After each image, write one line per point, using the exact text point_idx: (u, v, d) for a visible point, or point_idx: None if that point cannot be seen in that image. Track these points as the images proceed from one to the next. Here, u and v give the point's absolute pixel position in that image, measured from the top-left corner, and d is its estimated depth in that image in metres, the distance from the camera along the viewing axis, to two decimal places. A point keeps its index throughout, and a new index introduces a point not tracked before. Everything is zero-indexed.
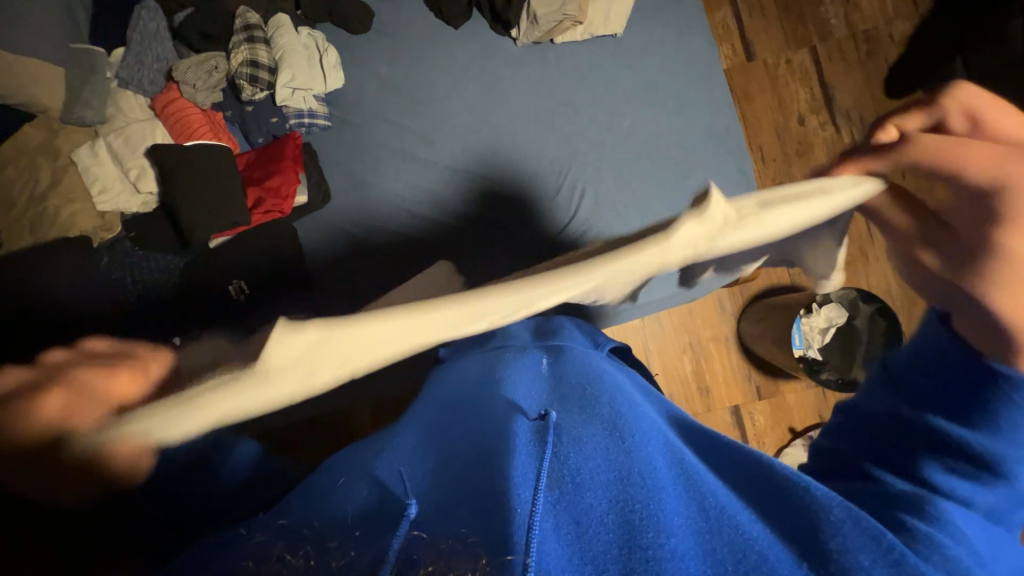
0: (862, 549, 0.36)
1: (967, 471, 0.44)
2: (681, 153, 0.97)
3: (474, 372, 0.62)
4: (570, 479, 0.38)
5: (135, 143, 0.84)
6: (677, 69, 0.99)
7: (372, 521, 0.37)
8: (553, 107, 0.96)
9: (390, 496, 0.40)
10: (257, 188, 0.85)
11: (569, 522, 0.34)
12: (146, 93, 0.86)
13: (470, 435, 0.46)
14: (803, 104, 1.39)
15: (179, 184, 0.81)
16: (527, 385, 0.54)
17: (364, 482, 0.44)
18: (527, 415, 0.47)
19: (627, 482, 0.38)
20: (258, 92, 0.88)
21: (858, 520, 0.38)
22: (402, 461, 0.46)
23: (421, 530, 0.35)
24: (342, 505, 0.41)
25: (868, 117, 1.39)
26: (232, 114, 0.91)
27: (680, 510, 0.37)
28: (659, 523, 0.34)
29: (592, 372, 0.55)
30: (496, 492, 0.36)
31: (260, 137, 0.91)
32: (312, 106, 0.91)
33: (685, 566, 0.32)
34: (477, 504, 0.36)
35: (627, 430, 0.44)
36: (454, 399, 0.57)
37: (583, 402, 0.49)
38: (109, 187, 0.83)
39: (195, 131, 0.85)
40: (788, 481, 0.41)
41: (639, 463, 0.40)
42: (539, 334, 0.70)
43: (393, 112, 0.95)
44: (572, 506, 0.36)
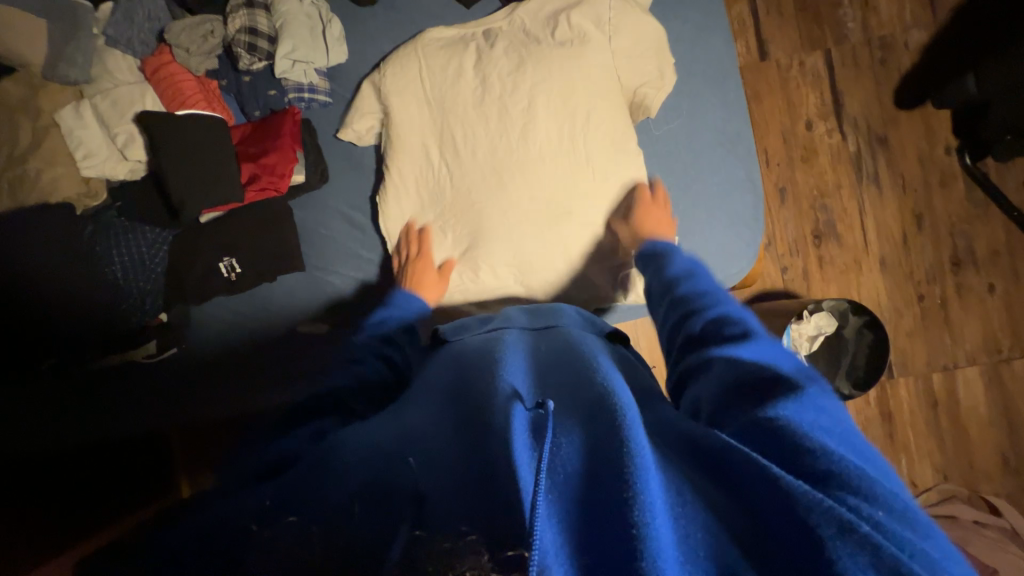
0: (837, 532, 0.33)
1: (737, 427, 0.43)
2: (688, 151, 0.95)
3: (471, 350, 0.62)
4: (562, 469, 0.38)
5: (124, 106, 0.80)
6: (690, 67, 0.97)
7: (380, 511, 0.39)
8: None
9: (400, 479, 0.42)
10: (251, 164, 0.82)
11: (561, 510, 0.35)
12: (136, 54, 0.81)
13: (473, 420, 0.47)
14: (812, 109, 1.37)
15: (173, 155, 0.78)
16: (521, 369, 0.54)
17: (374, 462, 0.45)
18: (523, 401, 0.47)
19: (615, 459, 0.37)
20: (256, 62, 0.83)
21: (836, 509, 0.34)
22: (406, 442, 0.47)
23: (425, 529, 0.37)
24: (345, 489, 0.42)
25: (874, 127, 1.39)
26: (227, 83, 0.87)
27: (664, 489, 0.36)
28: (645, 502, 0.34)
29: (584, 354, 0.55)
30: (499, 475, 0.39)
31: (256, 110, 0.87)
32: (312, 81, 0.87)
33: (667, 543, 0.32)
34: (479, 492, 0.39)
35: (618, 411, 0.42)
36: (456, 376, 0.57)
37: (578, 386, 0.49)
38: (95, 152, 0.79)
39: (188, 99, 0.81)
40: (793, 447, 0.38)
41: (628, 438, 0.39)
42: (536, 315, 0.73)
43: (436, 106, 0.88)
44: (564, 494, 0.37)
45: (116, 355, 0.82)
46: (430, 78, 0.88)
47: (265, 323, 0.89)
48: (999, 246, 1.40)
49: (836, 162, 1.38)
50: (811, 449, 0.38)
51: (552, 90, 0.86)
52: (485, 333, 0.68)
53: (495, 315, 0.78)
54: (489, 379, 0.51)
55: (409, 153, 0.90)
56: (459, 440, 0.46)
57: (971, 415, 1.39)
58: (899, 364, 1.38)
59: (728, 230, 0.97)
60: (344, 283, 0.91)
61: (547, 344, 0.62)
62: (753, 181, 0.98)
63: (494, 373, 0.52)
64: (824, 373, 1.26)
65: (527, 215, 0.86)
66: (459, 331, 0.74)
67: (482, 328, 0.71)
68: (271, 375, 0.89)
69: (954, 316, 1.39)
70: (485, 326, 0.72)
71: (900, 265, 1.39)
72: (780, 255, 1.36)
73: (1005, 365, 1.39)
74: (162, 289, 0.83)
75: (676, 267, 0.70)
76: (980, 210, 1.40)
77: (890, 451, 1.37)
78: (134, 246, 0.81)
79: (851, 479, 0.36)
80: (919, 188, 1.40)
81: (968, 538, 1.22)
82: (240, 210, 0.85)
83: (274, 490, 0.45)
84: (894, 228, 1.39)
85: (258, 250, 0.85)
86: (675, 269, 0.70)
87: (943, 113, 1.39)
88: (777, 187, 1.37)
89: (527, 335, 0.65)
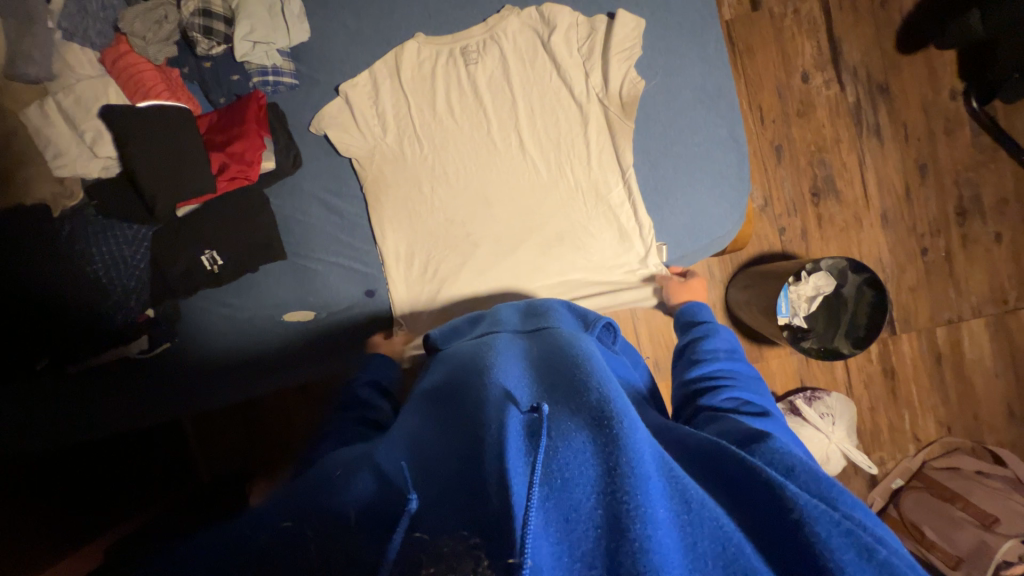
0: (828, 533, 0.34)
1: (738, 447, 0.45)
2: (664, 108, 0.93)
3: (463, 354, 0.61)
4: (559, 473, 0.36)
5: (88, 102, 0.78)
6: (669, 21, 0.92)
7: (378, 516, 0.37)
8: (541, 66, 0.93)
9: (393, 488, 0.40)
10: (220, 153, 0.82)
11: (558, 518, 0.34)
12: (94, 46, 0.80)
13: (465, 425, 0.45)
14: (808, 60, 1.31)
15: (135, 148, 0.77)
16: (515, 372, 0.53)
17: (370, 467, 0.43)
18: (517, 404, 0.45)
19: (613, 472, 0.36)
20: (215, 46, 0.83)
21: (827, 513, 0.35)
22: (401, 447, 0.46)
23: (423, 530, 0.35)
24: (344, 495, 0.40)
25: (874, 76, 1.32)
26: (189, 71, 0.85)
27: (661, 498, 0.35)
28: (644, 514, 0.33)
29: (579, 353, 0.54)
30: (490, 485, 0.37)
31: (222, 97, 0.87)
32: (275, 62, 0.86)
33: (667, 555, 0.32)
34: (473, 496, 0.37)
35: (615, 417, 0.40)
36: (447, 378, 0.56)
37: (572, 386, 0.47)
38: (65, 151, 0.78)
39: (151, 90, 0.80)
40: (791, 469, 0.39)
41: (625, 449, 0.37)
42: (528, 317, 0.72)
43: (429, 139, 0.92)
44: (562, 501, 0.35)
45: (106, 354, 0.84)
46: (417, 107, 0.92)
47: (251, 316, 0.90)
48: (1007, 194, 1.35)
49: (835, 115, 1.32)
50: (816, 476, 0.39)
51: (527, 90, 0.93)
52: (477, 337, 0.68)
53: (485, 315, 0.79)
54: (485, 383, 0.50)
55: (385, 151, 0.92)
56: (449, 443, 0.44)
57: (976, 368, 1.37)
58: (902, 320, 1.36)
59: (711, 190, 0.94)
60: (325, 267, 0.91)
61: (538, 344, 0.61)
62: (738, 139, 0.94)
63: (490, 377, 0.51)
64: (822, 334, 1.26)
65: (512, 235, 0.94)
66: (450, 336, 0.75)
67: (473, 331, 0.73)
68: (265, 363, 0.91)
69: (959, 269, 1.36)
70: (476, 330, 0.73)
71: (902, 219, 1.35)
72: (777, 216, 1.32)
73: (1013, 316, 1.37)
74: (148, 286, 0.83)
75: (715, 335, 0.73)
76: (987, 157, 1.34)
77: (893, 406, 1.36)
78: (114, 244, 0.81)
79: (854, 510, 0.37)
80: (922, 138, 1.34)
81: (970, 489, 1.22)
82: (212, 200, 0.84)
83: (269, 497, 0.42)
84: (897, 181, 1.34)
85: (240, 241, 0.85)
86: (713, 337, 0.72)
87: (948, 55, 1.32)
88: (773, 145, 1.32)
89: (519, 337, 0.65)
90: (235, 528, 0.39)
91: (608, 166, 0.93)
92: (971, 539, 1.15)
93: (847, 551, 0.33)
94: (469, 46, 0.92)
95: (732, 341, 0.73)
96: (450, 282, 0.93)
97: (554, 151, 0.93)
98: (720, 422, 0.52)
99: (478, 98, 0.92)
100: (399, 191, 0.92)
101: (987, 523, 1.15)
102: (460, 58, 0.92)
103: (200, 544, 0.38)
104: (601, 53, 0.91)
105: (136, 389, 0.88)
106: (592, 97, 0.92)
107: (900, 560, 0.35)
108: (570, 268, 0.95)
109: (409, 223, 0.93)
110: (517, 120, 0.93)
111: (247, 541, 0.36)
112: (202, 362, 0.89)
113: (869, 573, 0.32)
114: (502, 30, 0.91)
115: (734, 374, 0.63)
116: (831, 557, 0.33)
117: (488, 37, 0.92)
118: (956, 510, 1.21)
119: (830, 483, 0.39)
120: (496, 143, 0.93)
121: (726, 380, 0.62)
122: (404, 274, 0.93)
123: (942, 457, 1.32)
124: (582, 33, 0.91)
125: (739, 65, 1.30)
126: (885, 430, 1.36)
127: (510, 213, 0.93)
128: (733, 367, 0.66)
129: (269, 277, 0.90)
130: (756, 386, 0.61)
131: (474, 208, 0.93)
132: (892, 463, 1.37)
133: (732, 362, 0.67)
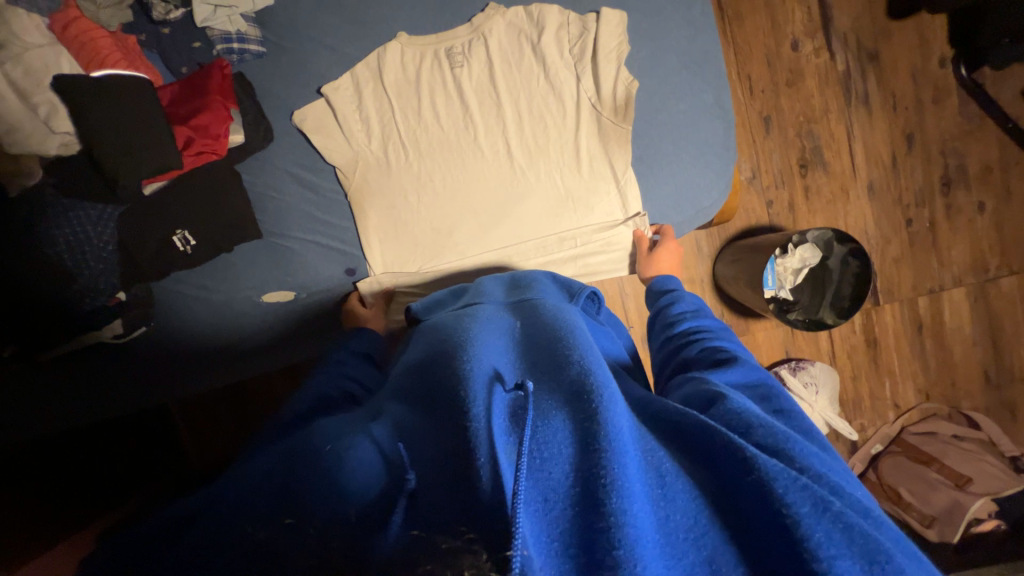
0: (808, 512, 0.32)
1: (696, 400, 0.46)
2: (649, 74, 0.90)
3: (446, 325, 0.61)
4: (539, 453, 0.36)
5: (39, 73, 0.72)
6: None
7: (378, 504, 0.36)
8: (524, 32, 0.88)
9: (393, 470, 0.39)
10: (183, 126, 0.77)
11: (538, 498, 0.33)
12: (43, 11, 0.74)
13: (446, 403, 0.45)
14: (798, 26, 1.28)
15: (92, 124, 0.72)
16: (496, 347, 0.52)
17: (362, 442, 0.43)
18: (502, 385, 0.45)
19: (592, 449, 0.35)
20: (172, 9, 0.79)
21: (804, 482, 0.34)
22: (402, 425, 0.45)
23: (420, 527, 0.33)
24: (344, 476, 0.39)
25: (864, 42, 1.29)
26: (147, 38, 0.81)
27: (638, 475, 0.35)
28: (620, 488, 0.32)
29: (560, 326, 0.53)
30: (478, 466, 0.36)
31: (184, 66, 0.83)
32: (239, 28, 0.82)
33: (646, 534, 0.31)
34: (459, 484, 0.36)
35: (594, 393, 0.40)
36: (428, 352, 0.56)
37: (554, 361, 0.47)
38: (17, 124, 0.72)
39: (106, 59, 0.76)
40: (786, 450, 0.37)
41: (604, 426, 0.36)
42: (512, 290, 0.72)
43: (405, 111, 0.89)
44: (540, 481, 0.34)
45: (76, 339, 0.80)
46: (403, 113, 0.89)
47: (228, 296, 0.88)
48: (992, 162, 1.35)
49: (824, 84, 1.30)
50: (779, 431, 0.39)
51: (505, 61, 0.89)
52: (458, 309, 0.67)
53: (467, 287, 0.78)
54: (465, 356, 0.49)
55: (361, 126, 0.89)
56: (434, 420, 0.44)
57: (955, 336, 1.40)
58: (885, 291, 1.38)
59: (696, 160, 0.92)
60: (303, 247, 0.89)
61: (521, 317, 0.60)
62: (724, 106, 0.92)
63: (470, 350, 0.50)
64: (807, 306, 1.27)
65: (491, 205, 0.92)
66: (432, 308, 0.75)
67: (454, 304, 0.72)
68: (245, 345, 0.90)
69: (942, 239, 1.37)
70: (458, 302, 0.72)
71: (888, 190, 1.35)
72: (765, 188, 1.31)
73: (992, 284, 1.39)
74: (117, 268, 0.80)
75: (685, 304, 0.73)
76: (974, 125, 1.34)
77: (875, 374, 1.39)
78: (77, 226, 0.76)
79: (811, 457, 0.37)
80: (910, 106, 1.33)
81: (945, 452, 1.28)
82: (180, 177, 0.81)
83: (252, 479, 0.40)
84: (884, 151, 1.33)
85: (210, 220, 0.82)
86: (682, 308, 0.72)
87: (938, 20, 1.30)
88: (762, 116, 1.29)
89: (503, 309, 0.64)
90: (228, 504, 0.37)
91: (590, 138, 0.92)
92: (945, 499, 1.21)
93: (803, 505, 0.32)
94: (455, 47, 0.88)
95: (702, 306, 0.73)
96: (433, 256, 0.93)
97: (542, 154, 0.92)
98: (687, 377, 0.52)
99: (458, 70, 0.89)
100: (385, 204, 0.91)
101: (960, 483, 1.21)
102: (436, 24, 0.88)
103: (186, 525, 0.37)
104: (592, 57, 0.88)
105: (132, 372, 0.87)
106: (575, 66, 0.89)
107: (852, 504, 0.35)
108: (551, 238, 0.93)
109: (396, 235, 0.92)
110: (505, 128, 0.91)
111: (241, 538, 0.34)
112: (182, 339, 0.88)
113: (825, 527, 0.32)
114: (489, 30, 0.88)
115: (700, 333, 0.64)
116: (794, 517, 0.32)
117: (474, 38, 0.88)
118: (932, 472, 1.26)
119: (791, 436, 0.39)
120: (474, 116, 0.90)
121: (690, 343, 0.63)
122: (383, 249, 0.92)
123: (920, 423, 1.37)
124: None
125: (727, 32, 1.26)
126: (867, 398, 1.39)
127: (506, 224, 0.92)
128: (698, 325, 0.67)
129: (243, 257, 0.87)
130: (729, 342, 0.62)
131: (463, 213, 0.92)
132: (872, 429, 1.40)
133: (697, 322, 0.68)
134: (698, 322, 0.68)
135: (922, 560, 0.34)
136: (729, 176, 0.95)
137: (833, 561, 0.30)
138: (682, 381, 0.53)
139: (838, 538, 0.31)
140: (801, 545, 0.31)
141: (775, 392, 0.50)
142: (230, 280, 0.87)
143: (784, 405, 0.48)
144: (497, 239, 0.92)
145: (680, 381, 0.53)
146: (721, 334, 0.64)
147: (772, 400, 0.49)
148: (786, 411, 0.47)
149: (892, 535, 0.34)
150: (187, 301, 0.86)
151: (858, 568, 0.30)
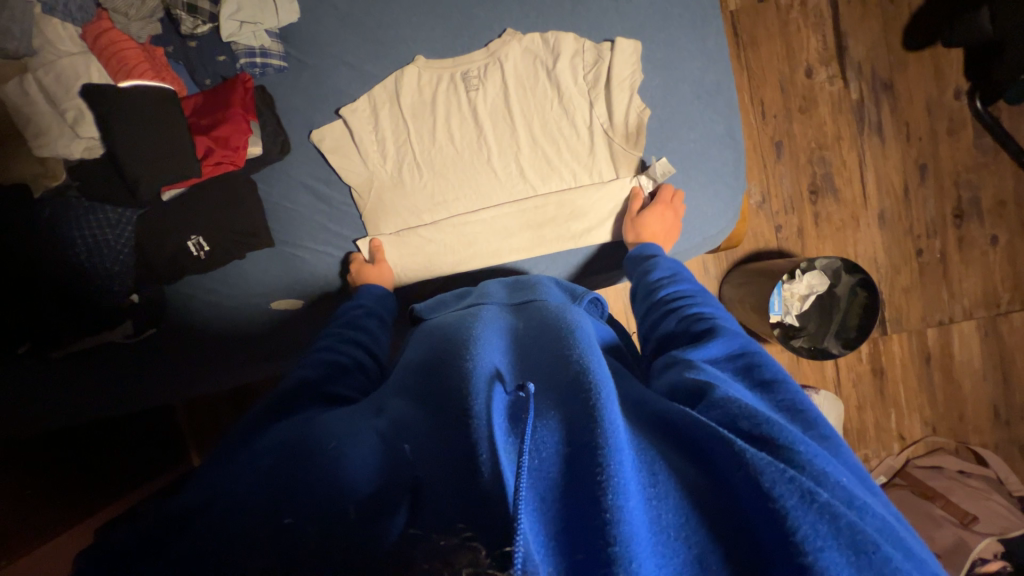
0: (798, 506, 0.32)
1: (680, 388, 0.45)
2: (660, 100, 0.91)
3: (447, 325, 0.62)
4: (537, 453, 0.36)
5: (68, 81, 0.75)
6: (670, 11, 0.90)
7: (384, 494, 0.37)
8: (537, 56, 0.90)
9: (398, 469, 0.39)
10: (205, 137, 0.80)
11: (536, 497, 0.34)
12: (77, 22, 0.77)
13: (447, 401, 0.45)
14: (813, 54, 1.28)
15: (117, 131, 0.75)
16: (497, 347, 0.53)
17: (368, 436, 0.44)
18: (502, 384, 0.46)
19: (587, 445, 0.35)
20: (201, 25, 0.81)
21: (792, 476, 0.33)
22: (407, 420, 0.46)
23: (420, 523, 0.34)
24: (347, 470, 0.39)
25: (879, 72, 1.30)
26: (174, 50, 0.83)
27: (631, 471, 0.35)
28: (615, 485, 0.32)
29: (561, 325, 0.54)
30: (481, 467, 0.36)
31: (208, 79, 0.85)
32: (263, 43, 0.84)
33: (638, 529, 0.31)
34: (462, 482, 0.37)
35: (591, 389, 0.40)
36: (430, 351, 0.57)
37: (552, 361, 0.47)
38: (46, 130, 0.75)
39: (134, 69, 0.78)
40: (781, 440, 0.37)
41: (598, 422, 0.37)
42: (514, 291, 0.72)
43: (418, 127, 0.91)
44: (539, 480, 0.35)
45: (92, 338, 0.82)
46: (417, 133, 0.91)
47: (241, 301, 0.90)
48: (1005, 196, 1.35)
49: (837, 112, 1.30)
50: (767, 418, 0.38)
51: (519, 81, 0.91)
52: (460, 309, 0.68)
53: (472, 289, 0.78)
54: (466, 354, 0.50)
55: (374, 140, 0.90)
56: (435, 418, 0.44)
57: (964, 370, 1.38)
58: (893, 321, 1.36)
59: (705, 187, 0.93)
60: (314, 258, 0.91)
61: (522, 318, 0.61)
62: (734, 134, 0.93)
63: (472, 348, 0.51)
64: (813, 333, 1.26)
65: (501, 221, 0.93)
66: (436, 307, 0.76)
67: (458, 303, 0.73)
68: (252, 347, 0.92)
69: (953, 271, 1.36)
70: (461, 302, 0.73)
71: (899, 220, 1.34)
72: (775, 213, 1.31)
73: (1003, 319, 1.37)
74: (132, 269, 0.82)
75: (661, 270, 0.74)
76: (988, 159, 1.33)
77: (881, 404, 1.37)
78: (92, 227, 0.78)
79: (802, 448, 0.36)
80: (924, 138, 1.32)
81: (951, 488, 1.25)
82: (200, 185, 0.83)
83: (261, 472, 0.40)
84: (895, 181, 1.33)
85: (225, 228, 0.84)
86: (659, 274, 0.74)
87: (954, 54, 1.30)
88: (774, 141, 1.30)
89: (504, 310, 0.65)
90: (238, 492, 0.38)
91: (600, 158, 0.92)
92: (950, 536, 1.18)
93: (790, 498, 0.32)
94: (470, 70, 0.90)
95: (679, 269, 0.74)
96: (442, 269, 0.94)
97: (553, 180, 0.93)
98: (672, 360, 0.53)
99: (473, 89, 0.91)
100: (399, 220, 0.92)
101: (966, 521, 1.19)
102: (452, 45, 0.90)
103: (184, 518, 0.37)
104: (606, 84, 0.89)
105: (141, 367, 0.88)
106: (588, 89, 0.90)
107: (846, 497, 0.34)
108: (559, 250, 0.95)
109: (407, 248, 0.92)
110: (517, 149, 0.92)
111: (252, 531, 0.34)
112: (193, 340, 0.89)
113: (812, 519, 0.31)
114: (504, 55, 0.89)
115: (682, 302, 0.65)
116: (783, 509, 0.32)
117: (489, 62, 0.90)
118: (937, 508, 1.23)
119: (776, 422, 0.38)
120: (488, 137, 0.92)
121: (672, 317, 0.63)
122: (394, 261, 0.92)
123: (926, 456, 1.35)
124: (580, 24, 0.89)
125: (743, 57, 1.27)
126: (871, 428, 1.37)
127: (520, 250, 0.93)
128: (680, 293, 0.68)
129: (258, 262, 0.89)
130: (712, 308, 0.62)
131: (474, 233, 0.93)
132: (877, 460, 1.38)
133: (680, 291, 0.68)
134: (681, 290, 0.68)
135: (914, 553, 0.34)
136: (737, 203, 0.95)
137: (819, 553, 0.30)
138: (668, 361, 0.53)
139: (825, 530, 0.31)
140: (786, 534, 0.31)
141: (757, 359, 0.50)
142: (245, 284, 0.89)
143: (771, 373, 0.47)
144: (506, 253, 0.93)
145: (666, 362, 0.54)
146: (704, 302, 0.64)
147: (756, 370, 0.48)
148: (772, 380, 0.47)
149: (876, 525, 0.33)
150: (198, 305, 0.89)
151: (845, 562, 0.30)
